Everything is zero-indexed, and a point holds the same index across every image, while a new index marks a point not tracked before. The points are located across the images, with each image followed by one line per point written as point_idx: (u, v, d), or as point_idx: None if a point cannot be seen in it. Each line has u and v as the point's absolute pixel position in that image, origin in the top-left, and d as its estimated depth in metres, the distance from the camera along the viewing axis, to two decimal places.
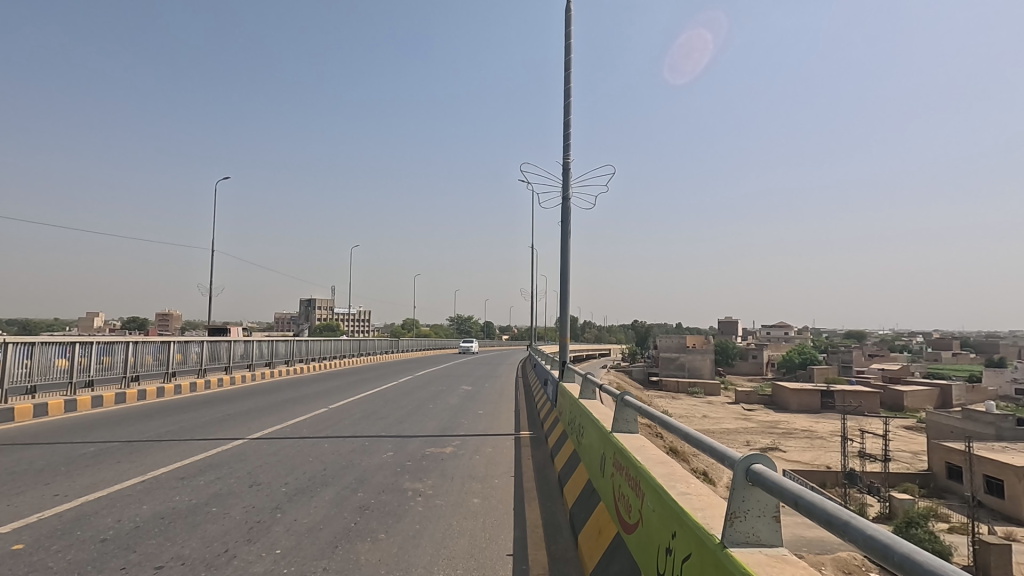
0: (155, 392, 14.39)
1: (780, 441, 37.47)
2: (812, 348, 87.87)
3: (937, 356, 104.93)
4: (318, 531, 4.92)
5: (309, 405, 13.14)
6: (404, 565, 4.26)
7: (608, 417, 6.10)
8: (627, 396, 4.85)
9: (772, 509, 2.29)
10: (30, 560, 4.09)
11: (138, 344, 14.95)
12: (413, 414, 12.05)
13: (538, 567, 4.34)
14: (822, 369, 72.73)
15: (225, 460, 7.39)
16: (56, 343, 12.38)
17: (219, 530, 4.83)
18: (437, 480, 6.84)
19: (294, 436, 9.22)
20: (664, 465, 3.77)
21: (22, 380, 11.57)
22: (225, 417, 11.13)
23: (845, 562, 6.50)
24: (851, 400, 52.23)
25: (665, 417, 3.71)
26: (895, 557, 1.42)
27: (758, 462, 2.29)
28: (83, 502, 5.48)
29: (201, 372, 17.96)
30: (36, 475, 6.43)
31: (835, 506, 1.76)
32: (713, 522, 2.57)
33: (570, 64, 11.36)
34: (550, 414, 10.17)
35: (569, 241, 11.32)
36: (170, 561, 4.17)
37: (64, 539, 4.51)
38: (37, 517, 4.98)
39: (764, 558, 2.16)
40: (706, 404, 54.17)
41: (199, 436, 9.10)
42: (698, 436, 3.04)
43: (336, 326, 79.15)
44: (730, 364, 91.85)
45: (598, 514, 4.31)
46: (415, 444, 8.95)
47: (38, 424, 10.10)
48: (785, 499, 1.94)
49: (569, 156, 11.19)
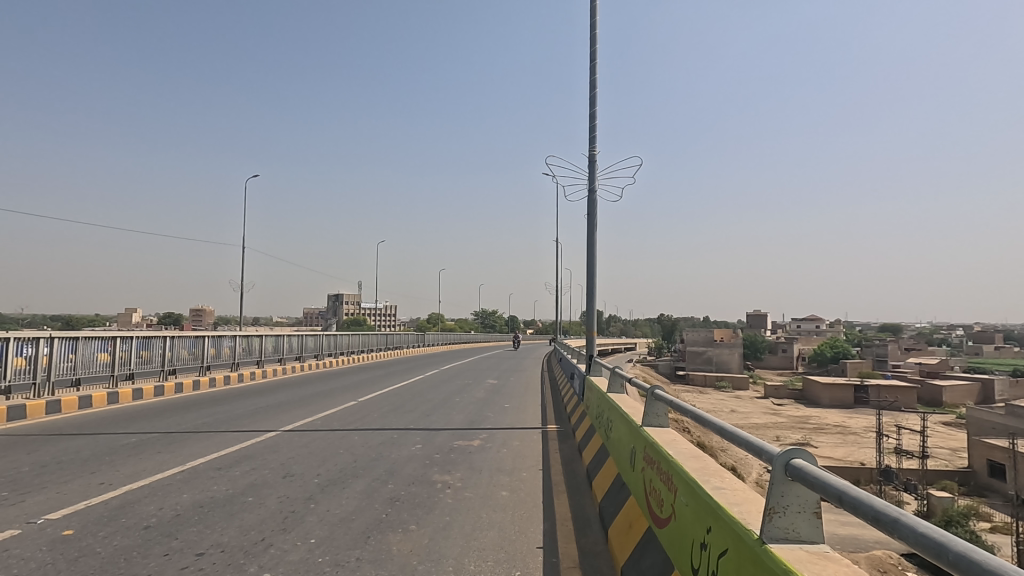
0: (192, 385, 14.88)
1: (812, 437, 36.71)
2: (845, 343, 85.49)
3: (979, 351, 100.77)
4: (350, 521, 5.00)
5: (336, 398, 13.29)
6: (435, 556, 4.31)
7: (637, 411, 6.01)
8: (657, 390, 4.76)
9: (813, 505, 2.24)
10: (80, 544, 4.27)
11: (171, 338, 15.38)
12: (440, 408, 12.20)
13: (569, 560, 4.34)
14: (855, 364, 71.12)
15: (258, 451, 7.59)
16: (98, 337, 12.84)
17: (256, 519, 4.97)
18: (464, 472, 6.90)
19: (324, 429, 9.36)
20: (696, 460, 3.70)
21: (68, 373, 12.09)
22: (259, 410, 11.43)
23: (880, 560, 6.33)
24: (886, 395, 50.73)
25: (699, 412, 3.62)
26: (948, 554, 1.38)
27: (797, 457, 2.24)
28: (126, 490, 5.68)
29: (234, 365, 18.47)
30: (83, 465, 6.69)
31: (879, 501, 1.71)
32: (750, 517, 2.53)
33: (596, 54, 11.25)
34: (577, 409, 10.10)
35: (594, 233, 11.23)
36: (210, 548, 4.29)
37: (111, 525, 4.69)
38: (85, 504, 5.19)
39: (805, 554, 2.12)
40: (735, 399, 53.30)
41: (233, 428, 9.34)
42: (733, 428, 2.98)
43: (362, 319, 79.53)
44: (758, 358, 89.94)
45: (628, 507, 4.30)
46: (443, 437, 9.00)
47: (84, 415, 10.60)
48: (827, 495, 1.90)
49: (595, 148, 11.10)
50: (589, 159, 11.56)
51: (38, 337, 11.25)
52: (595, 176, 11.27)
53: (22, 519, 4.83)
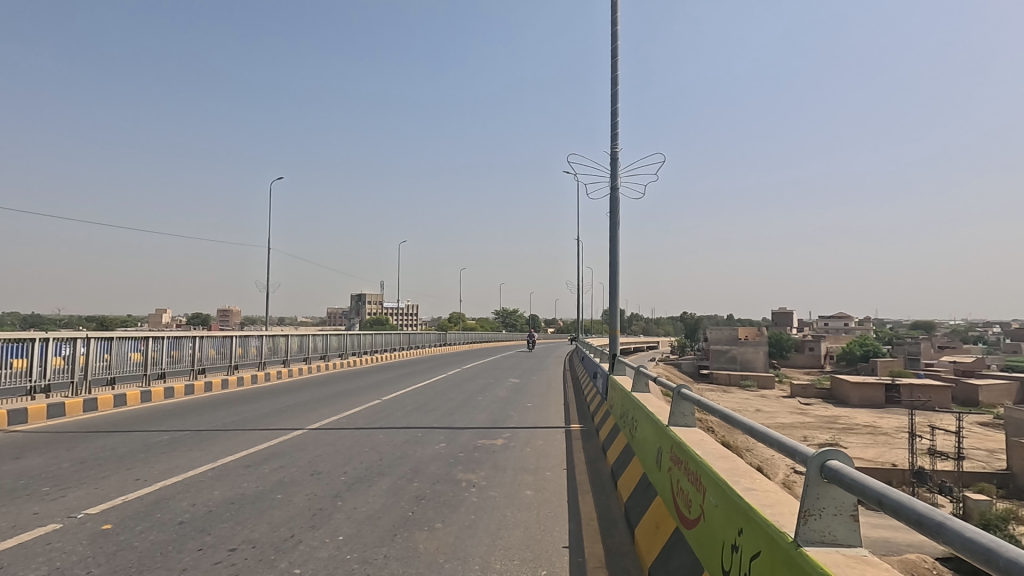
0: (220, 384, 15.22)
1: (841, 437, 35.86)
2: (875, 341, 83.29)
3: (1017, 349, 97.16)
4: (377, 518, 5.06)
5: (360, 398, 13.44)
6: (461, 554, 4.33)
7: (663, 411, 5.95)
8: (684, 389, 4.70)
9: (850, 507, 2.18)
10: (119, 538, 4.40)
11: (200, 338, 15.74)
12: (463, 406, 12.27)
13: (595, 559, 4.32)
14: (886, 363, 69.28)
15: (286, 449, 7.72)
16: (131, 337, 13.22)
17: (285, 516, 5.05)
18: (489, 471, 6.92)
19: (349, 427, 9.48)
20: (725, 460, 3.64)
21: (103, 373, 12.49)
22: (285, 409, 11.62)
23: (914, 565, 6.15)
24: (919, 395, 49.28)
25: (727, 411, 3.56)
26: (996, 560, 1.33)
27: (834, 458, 2.18)
28: (161, 486, 5.84)
29: (261, 364, 18.85)
30: (118, 462, 6.89)
31: (922, 505, 1.66)
32: (783, 519, 2.47)
33: (617, 51, 11.16)
34: (601, 408, 10.03)
35: (617, 230, 11.13)
36: (242, 543, 4.38)
37: (147, 520, 4.83)
38: (123, 500, 5.35)
39: (842, 558, 2.06)
40: (761, 398, 52.38)
41: (261, 426, 9.52)
42: (764, 428, 2.91)
43: (384, 319, 80.31)
44: (784, 356, 88.19)
45: (655, 507, 4.26)
46: (466, 436, 9.04)
47: (119, 413, 10.92)
48: (866, 498, 1.84)
49: (617, 146, 11.01)
50: (611, 157, 11.46)
51: (75, 337, 11.64)
52: (617, 174, 11.17)
53: (64, 513, 5.00)
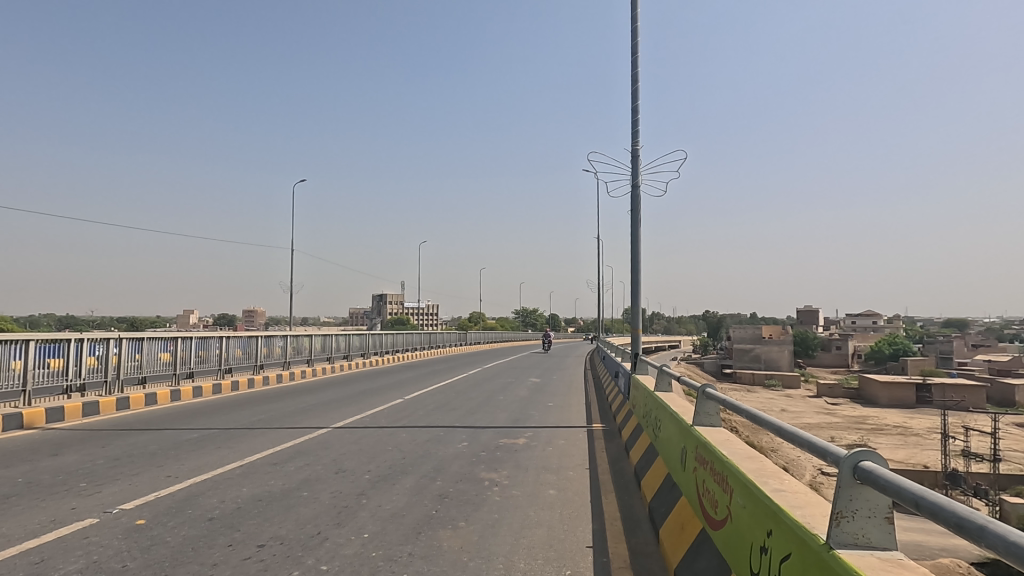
0: (246, 383, 15.52)
1: (870, 438, 35.00)
2: (905, 340, 81.14)
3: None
4: (401, 516, 5.10)
5: (382, 397, 13.56)
6: (485, 552, 4.34)
7: (687, 410, 5.89)
8: (708, 388, 4.64)
9: (885, 510, 2.13)
10: (152, 534, 4.51)
11: (226, 338, 16.05)
12: (484, 406, 12.31)
13: (619, 560, 4.29)
14: (917, 362, 67.37)
15: (311, 447, 7.83)
16: (160, 337, 13.55)
17: (311, 513, 5.12)
18: (511, 470, 6.92)
19: (372, 426, 9.58)
20: (751, 460, 3.58)
21: (135, 372, 12.83)
22: (309, 407, 11.80)
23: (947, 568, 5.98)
24: (951, 394, 47.84)
25: (754, 411, 3.50)
26: None
27: (866, 459, 2.13)
28: (191, 483, 5.98)
29: (285, 364, 19.16)
30: (150, 459, 7.07)
31: (962, 508, 1.61)
32: (814, 521, 2.42)
33: (637, 47, 11.06)
34: (623, 407, 9.96)
35: (638, 228, 11.04)
36: (270, 540, 4.46)
37: (179, 516, 4.95)
38: (155, 496, 5.49)
39: (877, 561, 2.01)
40: (786, 398, 51.40)
41: (286, 425, 9.68)
42: (793, 428, 2.86)
43: (405, 319, 80.96)
44: (810, 355, 86.41)
45: (680, 508, 4.21)
46: (488, 435, 9.06)
47: (150, 412, 11.22)
48: (901, 499, 1.80)
49: (637, 142, 10.91)
50: (631, 154, 11.37)
51: (108, 337, 11.98)
52: (638, 171, 11.07)
53: (100, 508, 5.15)
